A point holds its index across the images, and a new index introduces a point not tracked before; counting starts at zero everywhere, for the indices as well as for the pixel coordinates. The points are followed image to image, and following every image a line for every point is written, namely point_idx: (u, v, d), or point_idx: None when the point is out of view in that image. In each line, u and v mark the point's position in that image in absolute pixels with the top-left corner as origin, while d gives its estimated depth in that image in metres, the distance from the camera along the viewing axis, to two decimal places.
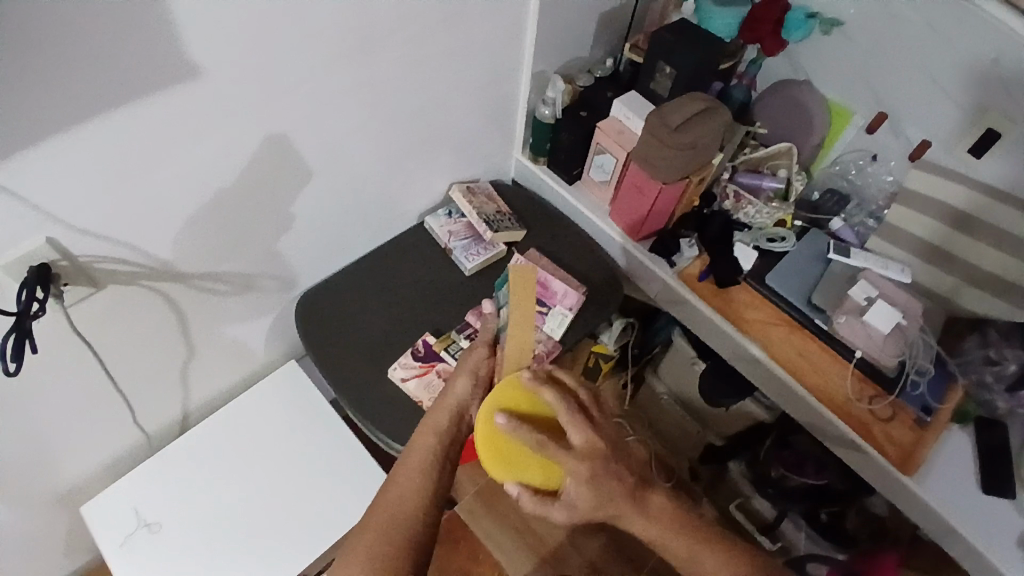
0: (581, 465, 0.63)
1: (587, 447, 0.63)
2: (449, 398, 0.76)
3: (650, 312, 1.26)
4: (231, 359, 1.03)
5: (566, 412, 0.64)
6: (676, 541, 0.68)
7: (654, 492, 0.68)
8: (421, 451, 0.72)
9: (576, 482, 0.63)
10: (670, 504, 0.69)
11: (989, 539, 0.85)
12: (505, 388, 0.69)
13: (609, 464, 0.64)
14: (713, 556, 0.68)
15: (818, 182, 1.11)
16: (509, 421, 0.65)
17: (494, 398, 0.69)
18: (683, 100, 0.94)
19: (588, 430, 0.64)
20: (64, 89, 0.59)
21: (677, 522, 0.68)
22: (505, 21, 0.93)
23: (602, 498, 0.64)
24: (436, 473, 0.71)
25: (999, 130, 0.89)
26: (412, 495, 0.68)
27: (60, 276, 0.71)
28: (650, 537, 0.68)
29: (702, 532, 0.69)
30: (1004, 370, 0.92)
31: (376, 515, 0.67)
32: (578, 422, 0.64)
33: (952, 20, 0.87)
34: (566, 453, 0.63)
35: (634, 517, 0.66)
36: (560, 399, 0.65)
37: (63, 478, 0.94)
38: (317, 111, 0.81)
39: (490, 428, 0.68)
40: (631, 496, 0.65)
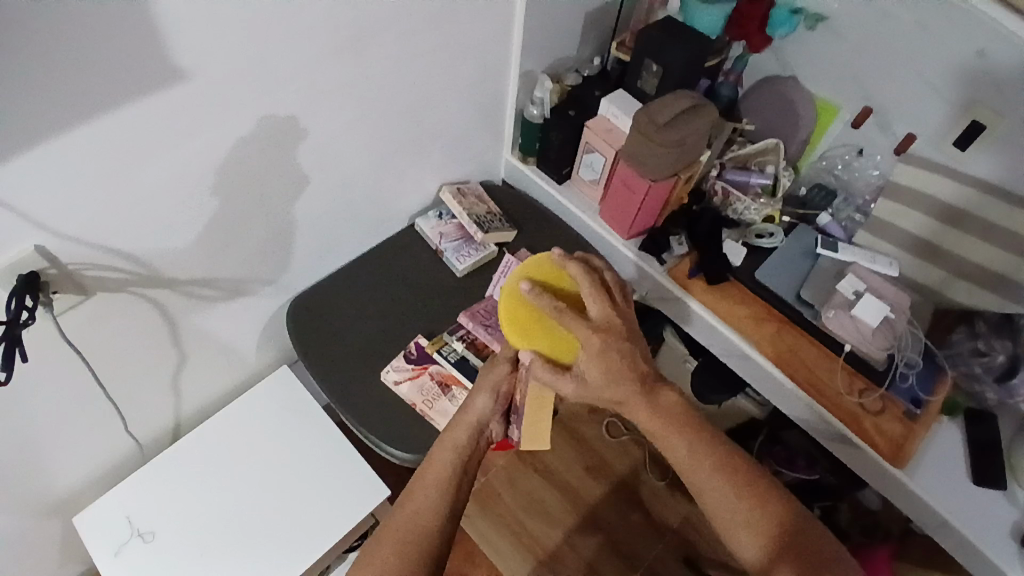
0: (593, 336, 0.65)
1: (604, 320, 0.66)
2: (471, 414, 0.77)
3: (640, 311, 1.24)
4: (223, 364, 1.03)
5: (587, 288, 0.67)
6: (679, 436, 0.68)
7: (664, 390, 0.69)
8: (445, 461, 0.73)
9: (587, 353, 0.66)
10: (682, 403, 0.70)
11: (981, 529, 0.86)
12: (536, 261, 0.71)
13: (621, 345, 0.66)
14: (711, 470, 0.67)
15: (806, 178, 1.12)
16: (533, 289, 0.67)
17: (523, 270, 0.71)
18: (672, 97, 0.94)
19: (606, 303, 0.67)
20: (51, 96, 0.59)
21: (687, 421, 0.68)
22: (492, 22, 0.93)
23: (612, 373, 0.66)
24: (457, 482, 0.73)
25: (985, 122, 0.90)
26: (433, 507, 0.70)
27: (48, 285, 0.70)
28: (656, 429, 0.68)
29: (710, 435, 0.69)
30: (993, 361, 0.92)
31: (390, 530, 0.68)
32: (599, 295, 0.67)
33: (937, 15, 0.87)
34: (584, 324, 0.65)
35: (640, 404, 0.67)
36: (585, 274, 0.68)
37: (55, 487, 0.94)
38: (305, 114, 0.81)
39: (514, 296, 0.70)
40: (639, 384, 0.67)
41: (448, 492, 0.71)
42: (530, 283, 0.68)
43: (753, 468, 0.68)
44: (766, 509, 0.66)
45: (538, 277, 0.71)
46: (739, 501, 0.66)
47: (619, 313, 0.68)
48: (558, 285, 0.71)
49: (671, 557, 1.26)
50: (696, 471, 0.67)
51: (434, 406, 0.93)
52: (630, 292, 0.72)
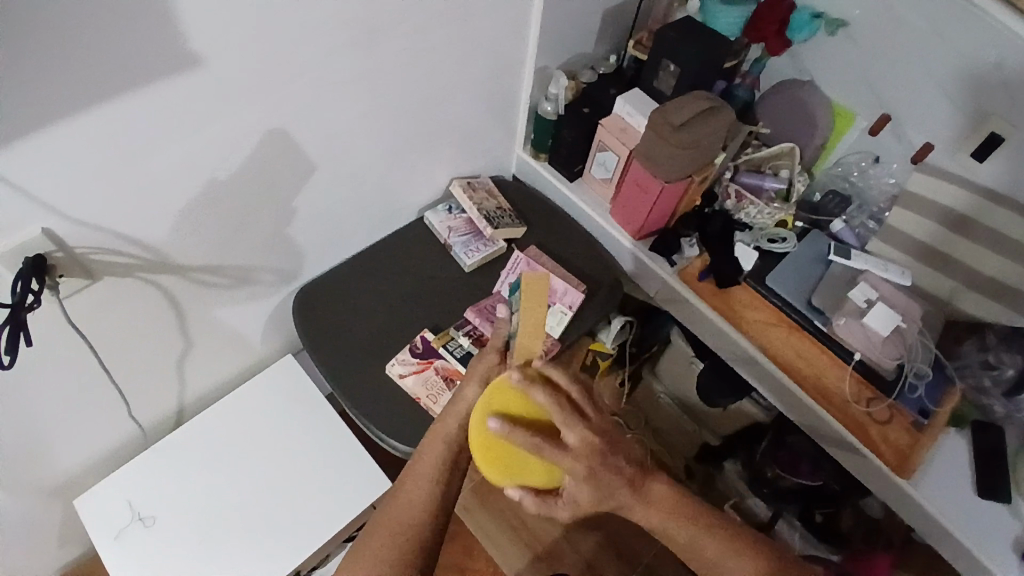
0: (579, 461, 0.60)
1: (584, 443, 0.61)
2: (460, 404, 0.72)
3: (649, 309, 1.24)
4: (228, 352, 1.03)
5: (559, 412, 0.61)
6: (682, 526, 0.68)
7: (656, 481, 0.67)
8: (440, 450, 0.71)
9: (574, 479, 0.61)
10: (672, 490, 0.68)
11: (985, 542, 0.86)
12: (496, 386, 0.64)
13: (606, 460, 0.62)
14: (714, 541, 0.68)
15: (819, 183, 1.10)
16: (502, 425, 0.61)
17: (486, 403, 0.64)
18: (687, 98, 0.93)
19: (583, 426, 0.61)
20: (63, 78, 0.58)
21: (682, 509, 0.68)
22: (509, 16, 0.92)
23: (601, 485, 0.62)
24: (447, 475, 0.70)
25: (1003, 134, 0.89)
26: (422, 503, 0.69)
27: (55, 268, 0.70)
28: (654, 524, 0.67)
29: (706, 516, 0.69)
30: (1003, 374, 0.91)
31: (386, 521, 0.68)
32: (575, 420, 0.61)
33: (960, 24, 0.86)
34: (562, 452, 0.61)
35: (638, 507, 0.66)
36: (554, 401, 0.61)
37: (55, 470, 0.93)
38: (319, 102, 0.80)
39: (486, 433, 0.63)
40: (633, 485, 0.65)
41: (442, 485, 0.70)
42: (498, 418, 0.62)
43: (757, 537, 0.71)
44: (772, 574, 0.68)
45: (501, 410, 0.63)
46: (747, 571, 0.68)
47: (596, 429, 0.62)
48: (525, 414, 0.63)
49: (669, 558, 1.26)
50: (704, 554, 0.68)
51: (439, 400, 0.92)
52: (602, 403, 0.65)
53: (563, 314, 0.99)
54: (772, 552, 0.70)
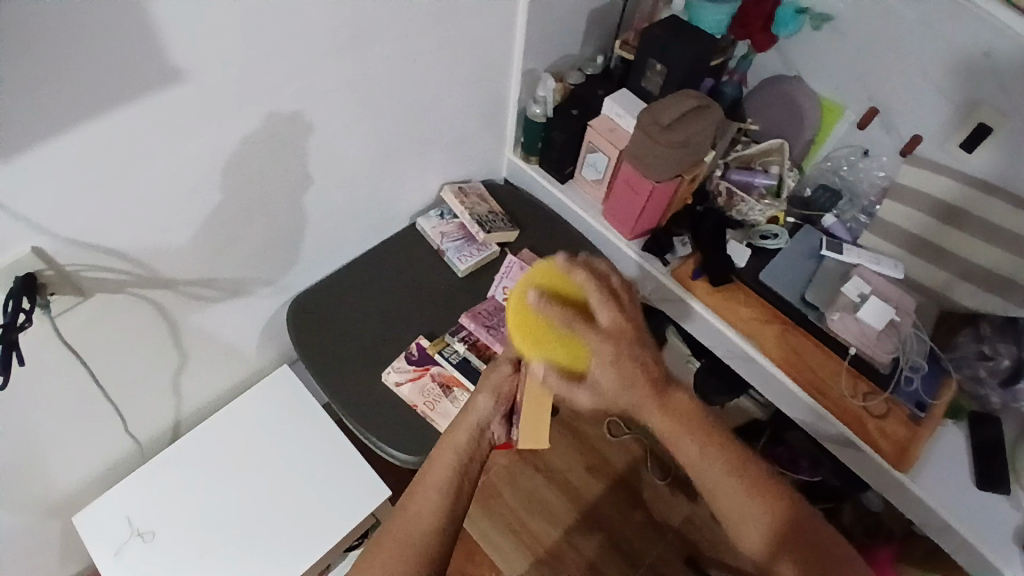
0: (608, 344, 0.58)
1: (614, 328, 0.59)
2: (472, 414, 0.76)
3: (648, 309, 1.20)
4: (224, 363, 1.03)
5: (596, 291, 0.59)
6: (693, 441, 0.65)
7: (676, 390, 0.65)
8: (448, 460, 0.73)
9: (602, 362, 0.59)
10: (690, 403, 0.66)
11: (985, 533, 0.86)
12: (542, 269, 0.64)
13: (636, 351, 0.60)
14: (725, 467, 0.66)
15: (809, 178, 1.10)
16: (540, 296, 0.59)
17: (530, 276, 0.64)
18: (675, 99, 0.93)
19: (619, 310, 0.59)
20: (47, 96, 0.58)
21: (698, 424, 0.65)
22: (494, 20, 0.92)
23: (626, 383, 0.60)
24: (457, 486, 0.71)
25: (990, 124, 0.89)
26: (430, 513, 0.69)
27: (47, 286, 0.70)
28: (666, 432, 0.64)
29: (720, 439, 0.66)
30: (998, 365, 0.92)
31: (390, 530, 0.68)
32: (609, 301, 0.59)
33: (945, 15, 0.86)
34: (594, 332, 0.58)
35: (653, 410, 0.63)
36: (593, 280, 0.59)
37: (53, 487, 0.93)
38: (307, 112, 0.80)
39: (523, 302, 0.62)
40: (655, 388, 0.62)
41: (454, 492, 0.71)
42: (538, 291, 0.60)
43: (761, 469, 0.68)
44: (777, 509, 0.66)
45: (547, 287, 0.62)
46: (746, 502, 0.65)
47: (631, 320, 0.60)
48: (563, 291, 0.62)
49: (672, 556, 1.26)
50: (706, 467, 0.66)
51: (436, 407, 0.92)
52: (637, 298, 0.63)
53: None
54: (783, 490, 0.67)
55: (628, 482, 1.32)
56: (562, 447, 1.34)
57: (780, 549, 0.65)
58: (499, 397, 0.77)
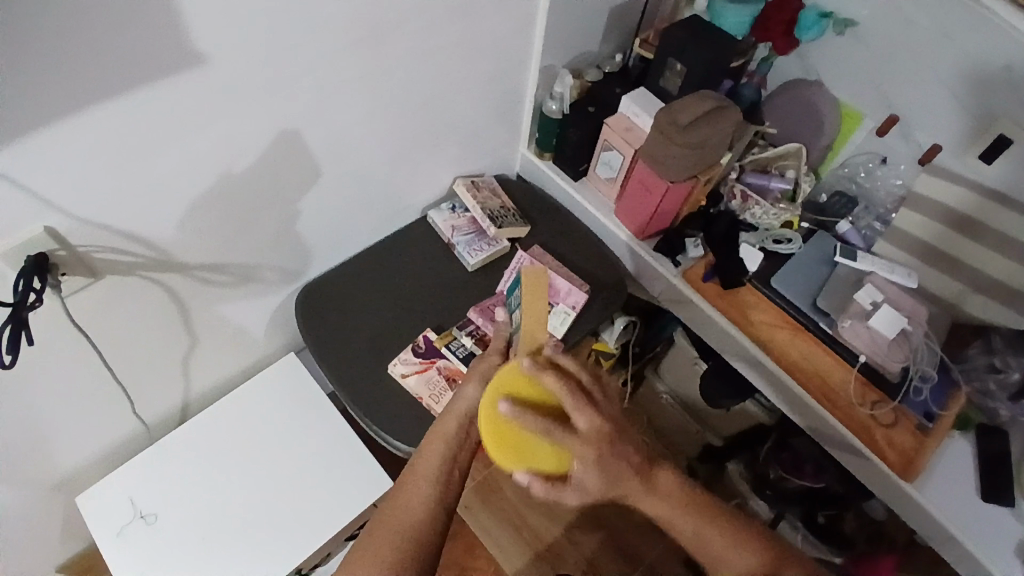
0: (587, 446, 0.59)
1: (593, 430, 0.60)
2: (461, 404, 0.73)
3: (654, 311, 1.25)
4: (231, 350, 1.03)
5: (569, 397, 0.59)
6: (684, 513, 0.67)
7: (662, 473, 0.67)
8: (436, 452, 0.71)
9: (584, 464, 0.60)
10: (681, 484, 0.68)
11: (989, 546, 0.85)
12: (508, 374, 0.64)
13: (616, 446, 0.61)
14: (719, 533, 0.67)
15: (825, 184, 1.09)
16: (513, 408, 0.59)
17: (495, 387, 0.64)
18: (692, 98, 0.92)
19: (594, 412, 0.60)
20: (66, 75, 0.57)
21: (688, 501, 0.67)
22: (515, 15, 0.91)
23: (609, 477, 0.61)
24: (445, 480, 0.70)
25: (1011, 137, 0.88)
26: (422, 506, 0.68)
27: (57, 266, 0.69)
28: (659, 514, 0.67)
29: (713, 510, 0.68)
30: (1008, 378, 0.91)
31: (382, 523, 0.67)
32: (585, 405, 0.60)
33: (970, 25, 0.85)
34: (573, 436, 0.59)
35: (642, 495, 0.65)
36: (564, 385, 0.60)
37: (57, 467, 0.93)
38: (325, 100, 0.80)
39: (495, 419, 0.62)
40: (640, 474, 0.64)
41: (442, 485, 0.69)
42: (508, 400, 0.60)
43: (755, 531, 0.68)
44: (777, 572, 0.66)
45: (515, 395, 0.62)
46: (744, 562, 0.66)
47: (607, 417, 0.61)
48: (532, 397, 0.62)
49: (671, 558, 1.26)
50: (704, 543, 0.67)
51: (441, 400, 0.92)
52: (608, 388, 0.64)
53: (566, 314, 0.98)
54: (771, 538, 0.68)
55: None
56: None
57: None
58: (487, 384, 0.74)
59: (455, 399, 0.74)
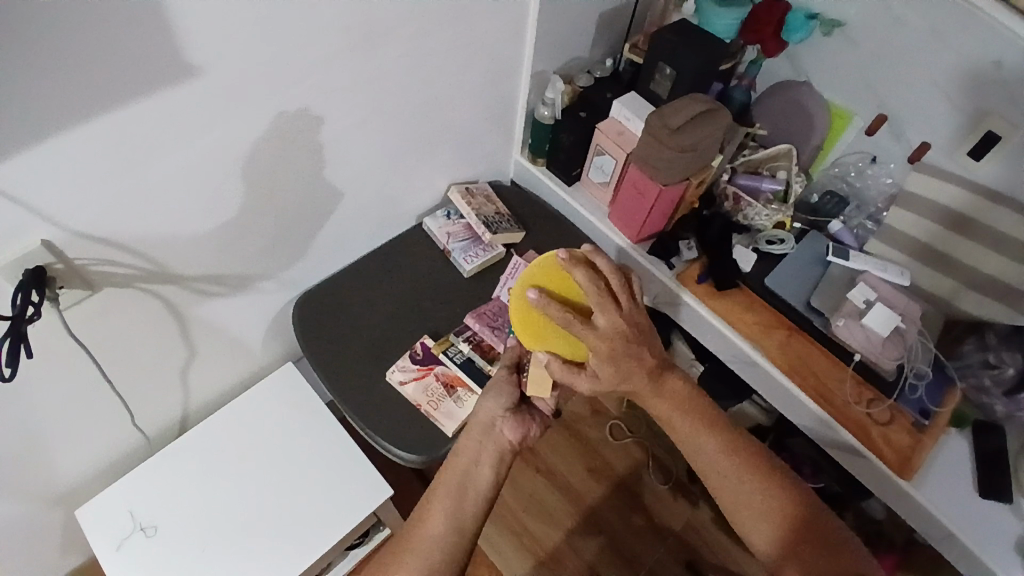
0: (603, 341, 0.62)
1: (611, 330, 0.62)
2: (482, 414, 0.75)
3: (649, 314, 1.23)
4: (229, 359, 1.03)
5: (594, 296, 0.61)
6: (686, 419, 0.70)
7: (671, 378, 0.70)
8: (457, 470, 0.70)
9: (599, 355, 0.63)
10: (686, 387, 0.71)
11: (987, 541, 0.86)
12: (545, 262, 0.66)
13: (631, 346, 0.64)
14: (716, 442, 0.69)
15: (818, 184, 1.10)
16: (540, 296, 0.62)
17: (534, 272, 0.66)
18: (684, 101, 0.93)
19: (617, 315, 0.62)
20: (64, 89, 0.58)
21: (691, 403, 0.70)
22: (506, 22, 0.92)
23: (620, 369, 0.65)
24: (465, 495, 0.68)
25: (1000, 133, 0.88)
26: (447, 522, 0.66)
27: (55, 280, 0.70)
28: (662, 414, 0.70)
29: (714, 417, 0.70)
30: (1003, 374, 0.92)
31: (410, 538, 0.66)
32: (609, 305, 0.61)
33: (956, 23, 0.86)
34: (592, 331, 0.62)
35: (648, 393, 0.69)
36: (592, 283, 0.61)
37: (58, 479, 0.93)
38: (318, 109, 0.80)
39: (523, 304, 0.67)
40: (650, 376, 0.67)
41: (461, 501, 0.68)
42: (539, 290, 0.63)
43: (754, 444, 0.70)
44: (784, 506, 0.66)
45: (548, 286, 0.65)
46: (739, 474, 0.67)
47: (628, 319, 0.62)
48: (565, 291, 0.64)
49: (672, 559, 1.26)
50: (700, 452, 0.69)
51: (439, 406, 0.92)
52: (637, 286, 0.66)
53: None
54: (780, 474, 0.68)
55: (629, 483, 1.32)
56: (563, 449, 1.34)
57: (797, 535, 0.65)
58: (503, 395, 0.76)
59: (477, 411, 0.76)
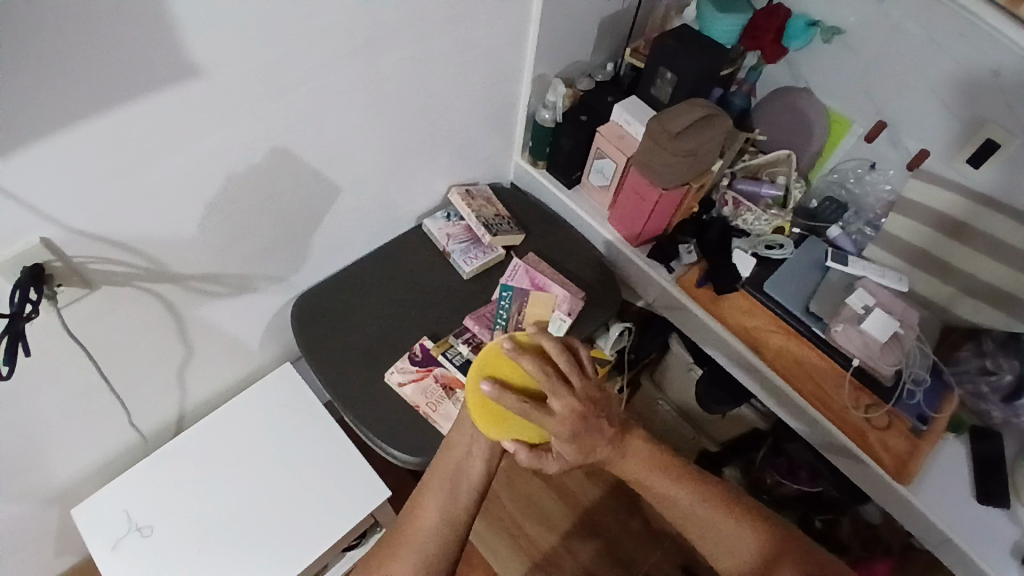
0: (562, 425, 0.59)
1: (568, 412, 0.59)
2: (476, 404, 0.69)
3: (648, 318, 1.24)
4: (226, 360, 1.03)
5: (545, 381, 0.58)
6: (658, 475, 0.68)
7: (633, 437, 0.67)
8: (451, 458, 0.69)
9: (561, 441, 0.60)
10: (652, 445, 0.69)
11: (983, 547, 0.86)
12: (489, 353, 0.63)
13: (590, 423, 0.61)
14: (690, 494, 0.69)
15: (816, 191, 1.10)
16: (494, 387, 0.59)
17: (479, 366, 0.63)
18: (683, 106, 0.93)
19: (569, 395, 0.59)
20: (67, 86, 0.58)
21: (660, 460, 0.68)
22: (508, 25, 0.92)
23: (585, 448, 0.62)
24: (455, 489, 0.67)
25: (998, 141, 0.89)
26: (440, 516, 0.66)
27: (54, 277, 0.69)
28: (634, 477, 0.68)
29: (684, 472, 0.69)
30: (1001, 380, 0.93)
31: (404, 534, 0.67)
32: (563, 388, 0.59)
33: (955, 32, 0.87)
34: (550, 417, 0.59)
35: (614, 457, 0.66)
36: (541, 369, 0.58)
37: (53, 478, 0.93)
38: (321, 108, 0.80)
39: (479, 392, 0.63)
40: (614, 444, 0.64)
41: (454, 492, 0.67)
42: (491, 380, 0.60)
43: (731, 493, 0.71)
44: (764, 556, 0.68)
45: (498, 374, 0.62)
46: (717, 526, 0.68)
47: (580, 397, 0.59)
48: (516, 380, 0.62)
49: (668, 564, 1.26)
50: (671, 503, 0.69)
51: (439, 408, 0.92)
52: (588, 359, 0.62)
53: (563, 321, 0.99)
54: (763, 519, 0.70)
55: (626, 487, 1.32)
56: None
57: (768, 573, 0.67)
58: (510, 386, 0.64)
59: (473, 402, 0.69)
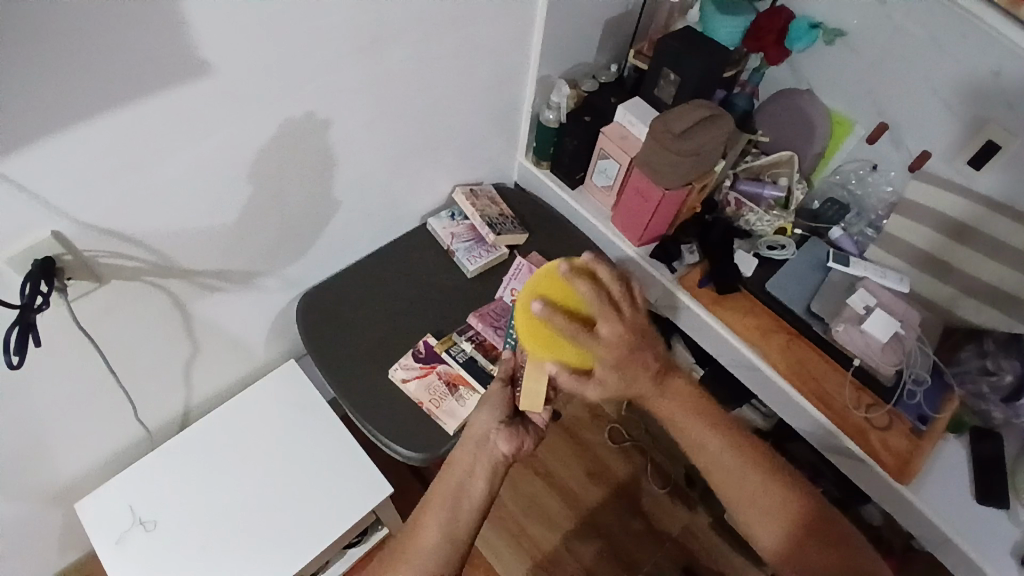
0: (610, 349, 0.60)
1: (615, 339, 0.60)
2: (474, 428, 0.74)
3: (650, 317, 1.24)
4: (232, 356, 1.04)
5: (598, 306, 0.59)
6: (689, 416, 0.69)
7: (673, 378, 0.68)
8: (452, 479, 0.70)
9: (604, 366, 0.61)
10: (692, 386, 0.70)
11: (984, 547, 0.86)
12: (544, 275, 0.63)
13: (636, 351, 0.62)
14: (718, 440, 0.68)
15: (818, 191, 1.11)
16: (545, 308, 0.59)
17: (530, 289, 0.63)
18: (688, 107, 0.94)
19: (620, 323, 0.60)
20: (80, 82, 0.59)
21: (698, 403, 0.69)
22: (513, 26, 0.93)
23: (628, 377, 0.63)
24: (456, 505, 0.68)
25: (999, 142, 0.90)
26: (441, 532, 0.67)
27: (64, 271, 0.70)
28: (670, 414, 0.69)
29: (714, 415, 0.70)
30: (1001, 380, 0.92)
31: (407, 544, 0.67)
32: (611, 313, 0.60)
33: (957, 34, 0.88)
34: (597, 342, 0.60)
35: (651, 395, 0.67)
36: (595, 292, 0.59)
37: (59, 471, 0.93)
38: (328, 106, 0.81)
39: (528, 317, 0.63)
40: (655, 379, 0.66)
41: (454, 512, 0.68)
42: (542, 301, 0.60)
43: (754, 442, 0.70)
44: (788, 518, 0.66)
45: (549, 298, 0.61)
46: (742, 476, 0.67)
47: (630, 327, 0.61)
48: (570, 305, 0.61)
49: (670, 564, 1.26)
50: (703, 449, 0.69)
51: (441, 405, 0.93)
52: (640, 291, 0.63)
53: None
54: (789, 478, 0.68)
55: (628, 488, 1.33)
56: (562, 452, 1.35)
57: (796, 535, 0.65)
58: (503, 410, 0.74)
59: (473, 422, 0.75)
